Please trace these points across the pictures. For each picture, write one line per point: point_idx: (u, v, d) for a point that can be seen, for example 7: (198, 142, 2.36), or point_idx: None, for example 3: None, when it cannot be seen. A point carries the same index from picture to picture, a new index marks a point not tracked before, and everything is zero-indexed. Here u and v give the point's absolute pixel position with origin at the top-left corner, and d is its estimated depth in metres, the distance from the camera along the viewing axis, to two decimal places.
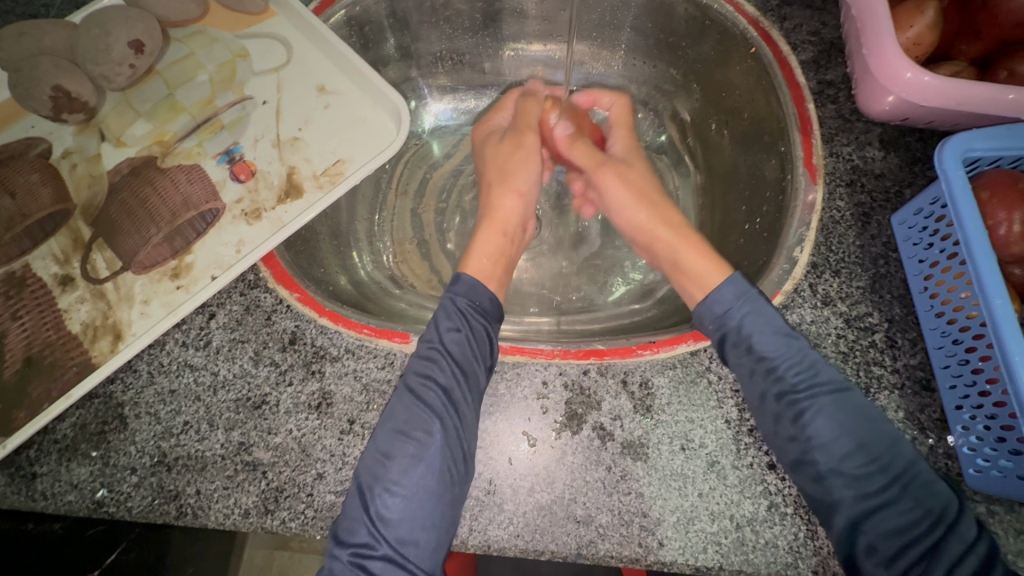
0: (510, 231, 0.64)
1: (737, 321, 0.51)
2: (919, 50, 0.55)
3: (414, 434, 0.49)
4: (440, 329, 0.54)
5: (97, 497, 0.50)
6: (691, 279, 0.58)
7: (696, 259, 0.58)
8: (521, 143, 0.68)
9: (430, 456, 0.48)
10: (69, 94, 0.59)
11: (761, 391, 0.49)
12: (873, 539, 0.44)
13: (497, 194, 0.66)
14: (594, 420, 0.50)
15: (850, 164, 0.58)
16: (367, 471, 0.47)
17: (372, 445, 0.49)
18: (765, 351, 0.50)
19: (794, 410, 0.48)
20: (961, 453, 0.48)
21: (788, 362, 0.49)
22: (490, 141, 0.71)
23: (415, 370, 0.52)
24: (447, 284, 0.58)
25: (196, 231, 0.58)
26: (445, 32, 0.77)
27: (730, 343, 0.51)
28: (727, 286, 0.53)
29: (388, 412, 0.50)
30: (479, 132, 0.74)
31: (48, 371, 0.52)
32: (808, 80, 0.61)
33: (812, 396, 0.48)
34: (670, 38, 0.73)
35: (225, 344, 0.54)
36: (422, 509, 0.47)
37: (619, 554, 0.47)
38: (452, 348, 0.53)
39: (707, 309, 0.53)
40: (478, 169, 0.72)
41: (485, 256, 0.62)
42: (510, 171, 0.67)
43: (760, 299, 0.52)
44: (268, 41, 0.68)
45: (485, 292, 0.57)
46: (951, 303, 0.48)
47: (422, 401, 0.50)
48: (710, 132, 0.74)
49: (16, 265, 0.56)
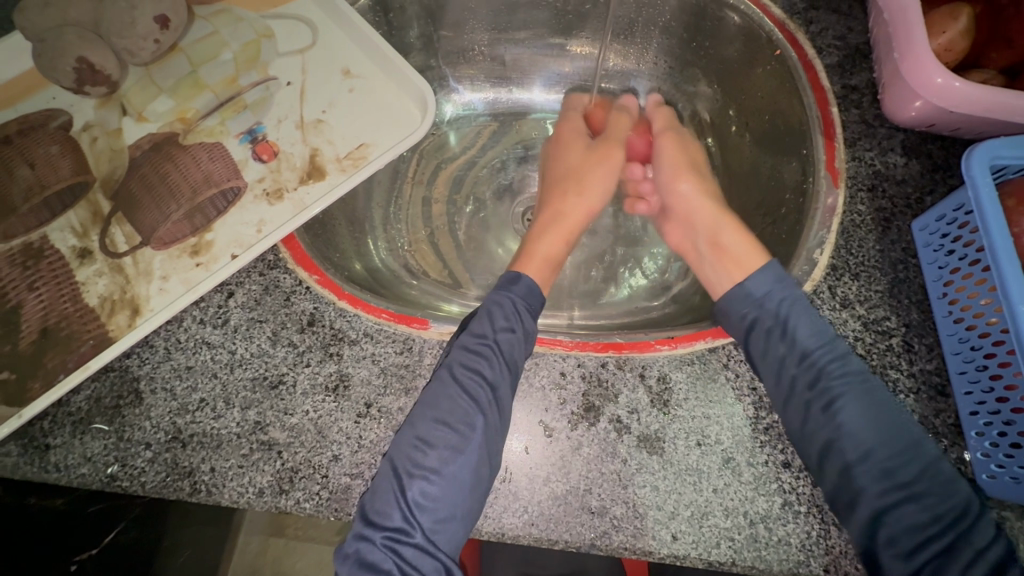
0: (572, 239, 0.65)
1: (776, 304, 0.52)
2: (950, 56, 0.55)
3: (456, 426, 0.48)
4: (494, 326, 0.53)
5: (110, 471, 0.50)
6: (730, 261, 0.58)
7: (739, 240, 0.59)
8: (604, 153, 0.68)
9: (471, 449, 0.47)
10: (93, 66, 0.59)
11: (792, 377, 0.50)
12: (895, 531, 0.44)
13: (569, 198, 0.67)
14: (611, 413, 0.51)
15: (872, 168, 0.58)
16: (405, 456, 0.47)
17: (410, 431, 0.48)
18: (799, 334, 0.51)
19: (825, 396, 0.49)
20: (975, 458, 0.48)
21: (823, 350, 0.50)
22: (575, 147, 0.71)
23: (462, 362, 0.51)
24: (506, 283, 0.58)
25: (216, 210, 0.58)
26: (471, 23, 0.77)
27: (763, 329, 0.52)
28: (768, 269, 0.54)
29: (429, 399, 0.49)
30: (561, 134, 0.73)
31: (64, 343, 0.52)
32: (832, 84, 0.62)
33: (847, 381, 0.49)
34: (694, 37, 0.73)
35: (243, 324, 0.54)
36: (457, 499, 0.46)
37: (632, 546, 0.47)
38: (505, 346, 0.52)
39: (745, 290, 0.54)
40: (551, 168, 0.71)
41: (546, 259, 0.62)
42: (585, 178, 0.67)
43: (795, 286, 0.53)
44: (294, 23, 0.68)
45: (540, 297, 0.57)
46: (971, 310, 0.48)
47: (469, 394, 0.49)
48: (729, 133, 0.75)
49: (34, 236, 0.55)
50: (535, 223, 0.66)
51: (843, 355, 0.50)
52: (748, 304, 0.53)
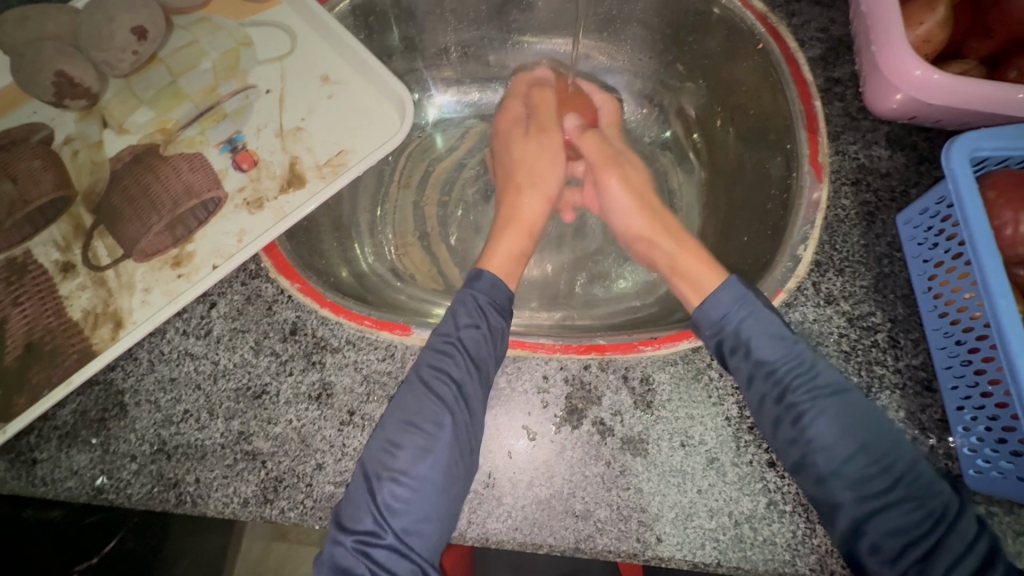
0: (535, 232, 0.66)
1: (735, 325, 0.51)
2: (930, 48, 0.54)
3: (423, 427, 0.49)
4: (458, 324, 0.54)
5: (97, 484, 0.50)
6: (687, 283, 0.58)
7: (697, 263, 0.58)
8: (544, 141, 0.69)
9: (439, 449, 0.48)
10: (72, 80, 0.59)
11: (761, 395, 0.49)
12: (876, 538, 0.44)
13: (523, 196, 0.67)
14: (594, 415, 0.50)
15: (857, 162, 0.57)
16: (376, 460, 0.47)
17: (380, 434, 0.48)
18: (762, 355, 0.50)
19: (792, 414, 0.48)
20: (962, 454, 0.48)
21: (788, 364, 0.50)
22: (514, 136, 0.71)
23: (429, 363, 0.51)
24: (468, 280, 0.58)
25: (198, 220, 0.58)
26: (451, 25, 0.77)
27: (726, 349, 0.51)
28: (726, 290, 0.53)
29: (399, 402, 0.50)
30: (501, 121, 0.73)
31: (49, 358, 0.52)
32: (815, 77, 0.61)
33: (812, 398, 0.48)
34: (677, 33, 0.72)
35: (226, 334, 0.54)
36: (430, 501, 0.47)
37: (617, 549, 0.47)
38: (469, 343, 0.52)
39: (704, 312, 0.53)
40: (501, 162, 0.71)
41: (507, 256, 0.62)
42: (533, 171, 0.68)
43: (757, 302, 0.52)
44: (273, 30, 0.68)
45: (505, 291, 0.58)
46: (954, 304, 0.48)
47: (436, 394, 0.50)
48: (715, 128, 0.74)
49: (17, 251, 0.56)
50: (496, 221, 0.67)
51: (810, 369, 0.49)
52: (709, 326, 0.52)
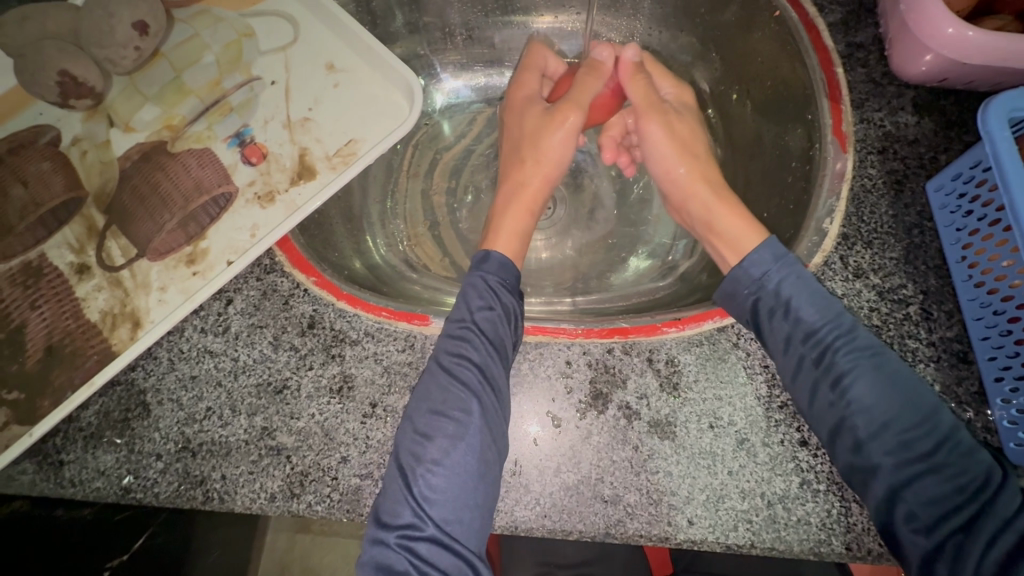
0: (536, 209, 0.63)
1: (775, 284, 0.49)
2: (962, 4, 0.52)
3: (452, 414, 0.48)
4: (471, 308, 0.52)
5: (124, 483, 0.50)
6: (727, 243, 0.56)
7: (733, 221, 0.56)
8: (560, 119, 0.62)
9: (471, 434, 0.47)
10: (76, 79, 0.58)
11: (799, 356, 0.48)
12: (914, 506, 0.42)
13: (527, 171, 0.64)
14: (620, 400, 0.50)
15: (882, 130, 0.55)
16: (407, 452, 0.46)
17: (408, 426, 0.48)
18: (804, 315, 0.48)
19: (832, 376, 0.46)
20: (1002, 427, 0.46)
21: (828, 326, 0.48)
22: (530, 110, 0.66)
23: (447, 350, 0.50)
24: (475, 263, 0.56)
25: (209, 216, 0.57)
26: (456, 6, 0.75)
27: (764, 309, 0.49)
28: (765, 249, 0.51)
29: (421, 392, 0.49)
30: (514, 98, 0.68)
31: (69, 360, 0.52)
32: (837, 43, 0.59)
33: (854, 357, 0.46)
34: (688, 4, 0.70)
35: (244, 330, 0.54)
36: (468, 488, 0.45)
37: (648, 533, 0.46)
38: (485, 326, 0.51)
39: (744, 270, 0.51)
40: (511, 133, 0.67)
41: (513, 235, 0.61)
42: (539, 148, 0.63)
43: (797, 264, 0.50)
44: (274, 19, 0.67)
45: (514, 270, 0.56)
46: (992, 273, 0.46)
47: (459, 379, 0.49)
48: (730, 103, 0.72)
49: (32, 255, 0.55)
50: (501, 193, 0.64)
51: (850, 330, 0.47)
52: (748, 283, 0.50)
